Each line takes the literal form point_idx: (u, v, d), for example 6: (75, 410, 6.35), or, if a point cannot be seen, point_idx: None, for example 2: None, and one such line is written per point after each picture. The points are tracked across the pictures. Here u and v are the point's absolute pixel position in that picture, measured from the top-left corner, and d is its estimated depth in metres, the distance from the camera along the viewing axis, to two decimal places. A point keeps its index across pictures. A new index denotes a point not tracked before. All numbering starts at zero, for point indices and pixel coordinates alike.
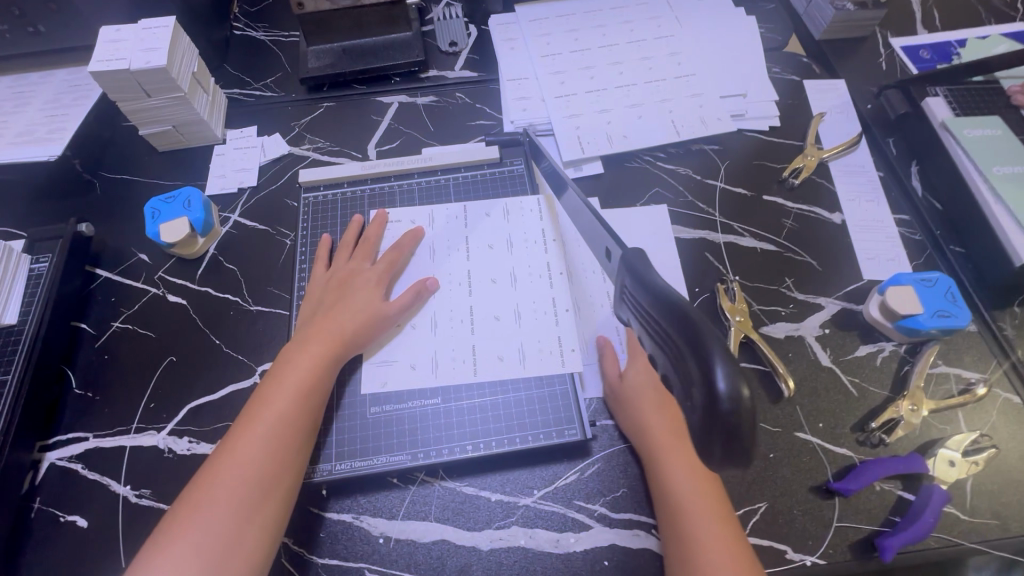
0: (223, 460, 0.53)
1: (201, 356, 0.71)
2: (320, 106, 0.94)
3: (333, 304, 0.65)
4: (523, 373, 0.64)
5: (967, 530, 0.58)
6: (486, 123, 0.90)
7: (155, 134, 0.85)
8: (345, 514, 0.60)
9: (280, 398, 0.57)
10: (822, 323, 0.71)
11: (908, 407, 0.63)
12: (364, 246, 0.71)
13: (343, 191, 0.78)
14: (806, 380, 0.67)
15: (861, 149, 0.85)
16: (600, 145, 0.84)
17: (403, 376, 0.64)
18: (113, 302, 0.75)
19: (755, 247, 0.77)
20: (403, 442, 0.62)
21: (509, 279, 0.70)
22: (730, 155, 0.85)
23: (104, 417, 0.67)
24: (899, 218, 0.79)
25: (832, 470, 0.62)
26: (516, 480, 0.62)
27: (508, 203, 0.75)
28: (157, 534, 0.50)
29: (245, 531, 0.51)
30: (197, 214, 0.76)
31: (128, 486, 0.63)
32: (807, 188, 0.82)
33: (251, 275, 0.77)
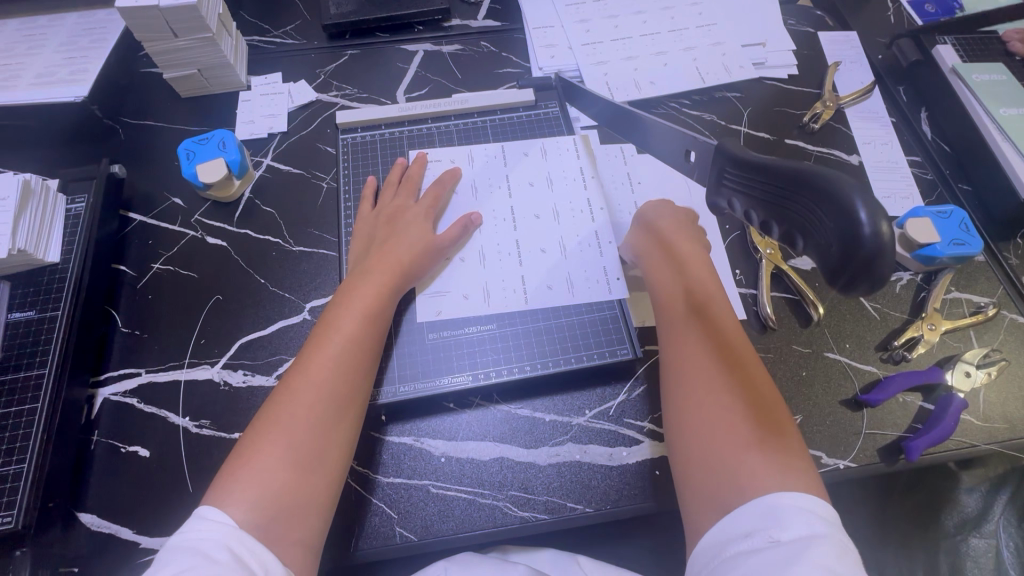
0: (299, 378, 0.55)
1: (247, 294, 0.71)
2: (344, 54, 0.93)
3: (387, 238, 0.66)
4: (572, 301, 0.68)
5: (980, 433, 0.64)
6: (513, 70, 0.91)
7: (180, 79, 0.84)
8: (406, 437, 0.62)
9: (348, 325, 0.58)
10: None
11: (928, 326, 0.69)
12: (408, 185, 0.72)
13: (380, 134, 0.78)
14: (834, 306, 0.71)
15: (874, 96, 0.89)
16: (628, 91, 0.86)
17: (456, 307, 0.67)
18: (151, 244, 0.75)
19: None
20: (460, 366, 0.65)
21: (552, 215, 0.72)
22: (752, 101, 0.88)
23: (154, 354, 0.67)
24: (912, 159, 0.83)
25: (859, 386, 0.66)
26: (568, 401, 0.65)
27: (546, 143, 0.77)
28: (236, 453, 0.51)
29: (325, 448, 0.52)
30: (233, 156, 0.76)
31: (186, 418, 0.64)
32: (825, 133, 0.85)
33: (290, 217, 0.77)
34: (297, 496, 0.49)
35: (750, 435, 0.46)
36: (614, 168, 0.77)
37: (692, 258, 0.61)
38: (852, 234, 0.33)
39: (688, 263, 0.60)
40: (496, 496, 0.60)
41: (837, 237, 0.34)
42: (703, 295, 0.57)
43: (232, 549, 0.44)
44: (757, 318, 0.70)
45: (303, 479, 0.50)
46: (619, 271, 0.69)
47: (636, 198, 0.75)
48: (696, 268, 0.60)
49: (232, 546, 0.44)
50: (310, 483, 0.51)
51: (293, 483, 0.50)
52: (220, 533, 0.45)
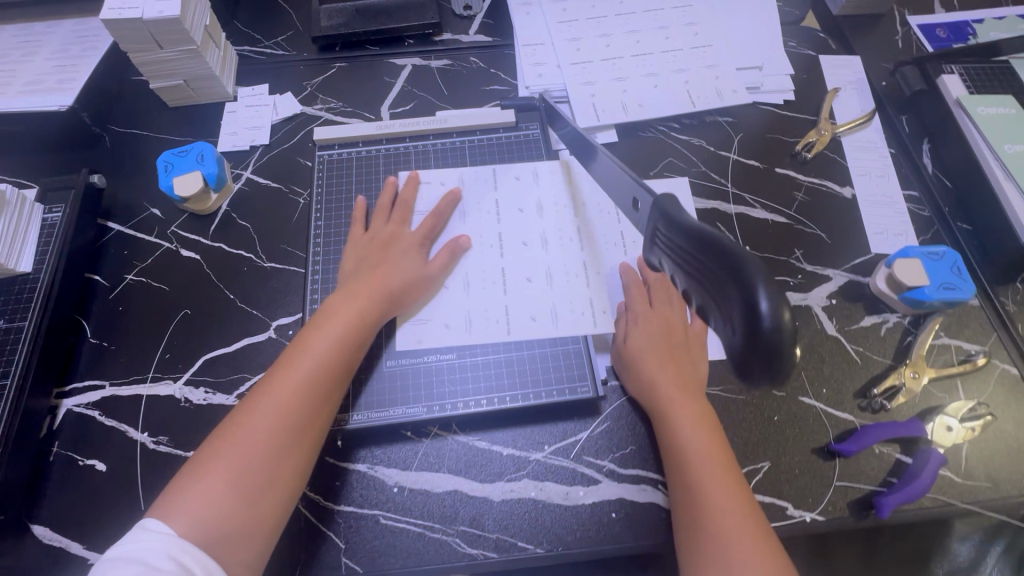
0: (259, 402, 0.54)
1: (216, 310, 0.71)
2: (332, 67, 0.92)
3: (377, 263, 0.65)
4: (534, 332, 0.66)
5: (960, 491, 0.61)
6: (501, 88, 0.90)
7: (166, 89, 0.84)
8: (364, 462, 0.62)
9: (322, 351, 0.57)
10: (830, 294, 0.72)
11: (910, 374, 0.65)
12: (402, 209, 0.71)
13: (358, 151, 0.78)
14: (812, 348, 0.69)
15: (874, 126, 0.85)
16: (614, 113, 0.84)
17: (437, 336, 0.66)
18: (126, 255, 0.75)
19: (766, 218, 0.78)
20: (416, 396, 0.64)
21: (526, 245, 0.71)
22: (744, 127, 0.85)
23: (119, 367, 0.68)
24: (909, 194, 0.80)
25: (833, 434, 0.64)
26: (528, 435, 0.63)
27: (524, 167, 0.76)
28: (189, 466, 0.51)
29: (277, 475, 0.52)
30: (210, 169, 0.76)
31: (146, 434, 0.64)
32: (819, 162, 0.82)
33: (265, 232, 0.77)
34: (241, 521, 0.49)
35: (713, 560, 0.50)
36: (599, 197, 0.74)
37: (648, 348, 0.62)
38: (755, 321, 0.33)
39: (643, 355, 0.62)
40: (446, 530, 0.59)
41: (738, 314, 0.35)
42: (656, 391, 0.60)
43: (177, 558, 0.46)
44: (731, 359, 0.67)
45: (248, 506, 0.50)
46: (587, 304, 0.67)
47: (622, 229, 0.73)
48: (649, 359, 0.61)
49: (178, 556, 0.46)
50: (254, 511, 0.50)
51: (240, 506, 0.49)
52: (162, 542, 0.46)
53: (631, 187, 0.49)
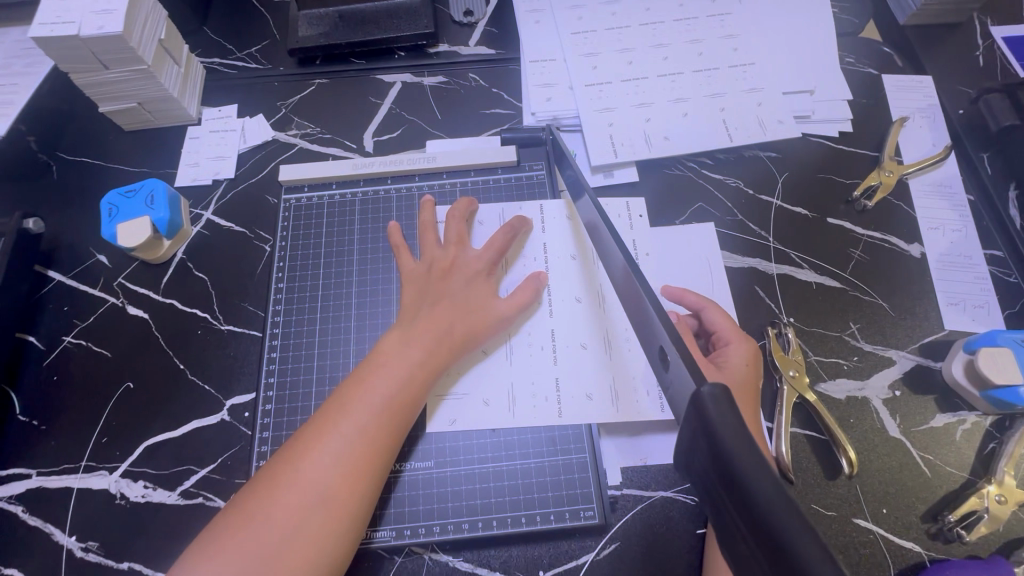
0: (291, 463, 0.45)
1: (163, 384, 0.61)
2: (311, 84, 0.80)
3: (438, 296, 0.55)
4: (522, 424, 0.54)
5: None
6: (503, 112, 0.77)
7: (118, 112, 0.73)
8: (406, 542, 0.51)
9: (368, 406, 0.47)
10: (892, 383, 0.59)
11: (995, 497, 0.53)
12: (456, 225, 0.60)
13: (330, 195, 0.66)
14: (870, 453, 0.56)
15: (949, 166, 0.71)
16: (636, 147, 0.71)
17: (476, 411, 0.55)
18: (66, 312, 0.65)
19: (813, 282, 0.65)
20: (387, 510, 0.52)
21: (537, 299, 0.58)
22: (791, 165, 0.72)
23: (50, 452, 0.58)
24: (991, 255, 0.66)
25: (895, 570, 0.52)
26: (519, 558, 0.52)
27: (528, 208, 0.64)
28: (206, 539, 0.42)
29: (308, 564, 0.42)
30: (161, 214, 0.65)
31: (74, 538, 0.55)
32: (881, 212, 0.68)
33: (223, 287, 0.66)
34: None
35: None
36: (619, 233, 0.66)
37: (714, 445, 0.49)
38: None
39: None
40: None
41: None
42: None
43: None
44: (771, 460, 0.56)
45: None
46: (597, 388, 0.55)
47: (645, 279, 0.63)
48: None
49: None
50: None
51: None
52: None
53: (652, 315, 0.39)
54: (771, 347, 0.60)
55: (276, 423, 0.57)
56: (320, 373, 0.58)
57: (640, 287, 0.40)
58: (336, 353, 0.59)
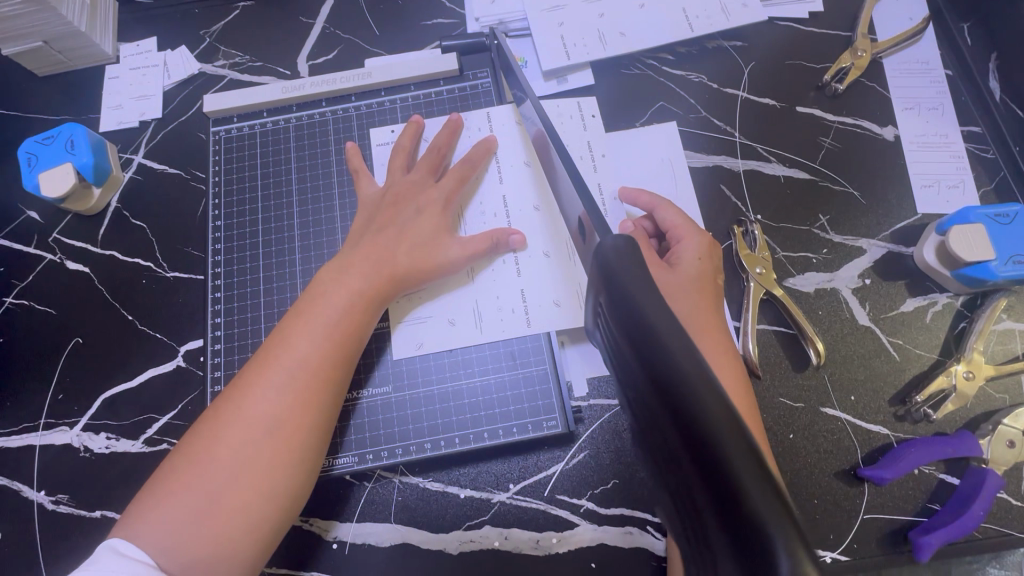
0: (235, 402, 0.43)
1: (114, 336, 0.59)
2: (234, 8, 0.73)
3: (385, 227, 0.51)
4: (480, 341, 0.53)
5: (1017, 518, 0.50)
6: (446, 22, 0.70)
7: (25, 54, 0.67)
8: (368, 467, 0.51)
9: (308, 339, 0.45)
10: (862, 273, 0.57)
11: (963, 374, 0.52)
12: (431, 156, 0.55)
13: (262, 124, 0.62)
14: (838, 344, 0.55)
15: (926, 40, 0.65)
16: (589, 46, 0.65)
17: (440, 334, 0.53)
18: (2, 273, 0.62)
19: (781, 176, 0.62)
20: (349, 440, 0.52)
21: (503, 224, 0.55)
22: (757, 54, 0.67)
23: (8, 414, 0.57)
24: (968, 131, 0.62)
25: (862, 455, 0.52)
26: (488, 472, 0.52)
27: (475, 118, 0.59)
28: (154, 480, 0.41)
29: (259, 495, 0.41)
30: (83, 159, 0.61)
31: (42, 492, 0.55)
32: (854, 96, 0.64)
33: (164, 233, 0.63)
34: (217, 550, 0.39)
35: None
36: (574, 137, 0.62)
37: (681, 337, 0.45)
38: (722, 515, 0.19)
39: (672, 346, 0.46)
40: None
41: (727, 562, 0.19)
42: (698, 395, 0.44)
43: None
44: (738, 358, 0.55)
45: (231, 532, 0.40)
46: (564, 293, 0.53)
47: (599, 180, 0.60)
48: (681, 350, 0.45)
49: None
50: (232, 542, 0.40)
51: (214, 533, 0.39)
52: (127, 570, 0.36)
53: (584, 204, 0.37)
54: (736, 246, 0.58)
55: (228, 363, 0.55)
56: (269, 311, 0.56)
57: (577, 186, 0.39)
58: (283, 289, 0.57)
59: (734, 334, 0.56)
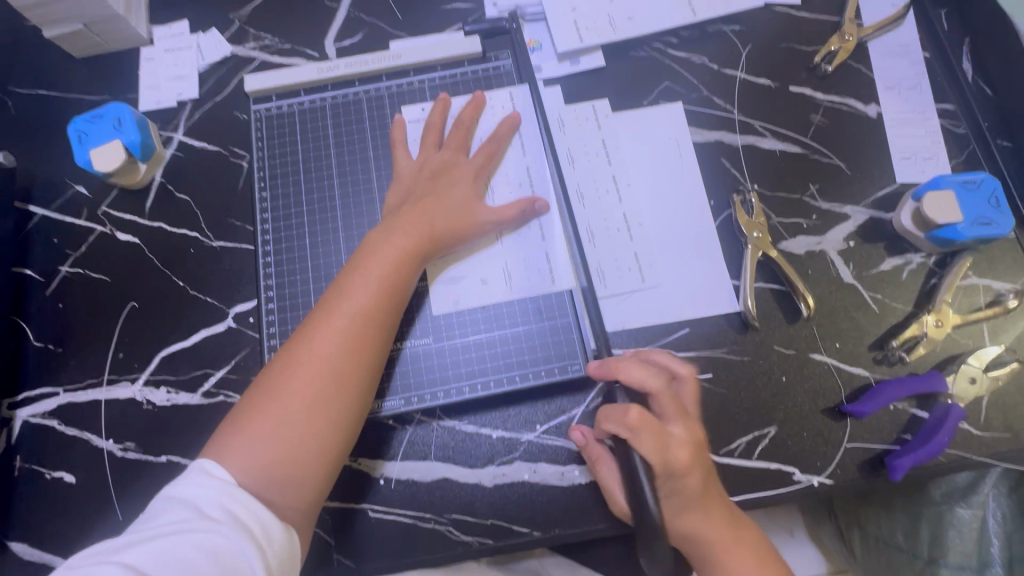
0: (302, 347, 0.49)
1: (166, 301, 0.64)
2: None
3: (425, 196, 0.57)
4: (510, 297, 0.59)
5: (977, 444, 0.57)
6: (465, 6, 0.74)
7: (65, 37, 0.70)
8: (413, 410, 0.58)
9: (360, 292, 0.50)
10: (847, 236, 0.64)
11: (932, 322, 0.59)
12: (458, 132, 0.61)
13: (300, 103, 0.67)
14: (826, 298, 0.62)
15: (907, 25, 0.72)
16: (600, 29, 0.71)
17: (474, 293, 0.59)
18: (56, 243, 0.67)
19: (776, 149, 0.68)
20: (395, 387, 0.58)
21: (528, 191, 0.61)
22: (754, 37, 0.72)
23: (72, 372, 0.62)
24: (942, 108, 0.69)
25: (845, 394, 0.59)
26: (518, 415, 0.59)
27: (499, 96, 0.64)
28: (233, 416, 0.47)
29: (326, 425, 0.47)
30: (131, 136, 0.65)
31: (111, 441, 0.60)
32: (841, 76, 0.70)
33: (207, 205, 0.68)
34: (291, 471, 0.45)
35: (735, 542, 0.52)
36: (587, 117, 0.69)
37: None
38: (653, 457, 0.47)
39: None
40: (438, 519, 0.57)
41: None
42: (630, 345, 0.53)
43: (227, 507, 0.41)
44: (738, 313, 0.62)
45: (304, 455, 0.46)
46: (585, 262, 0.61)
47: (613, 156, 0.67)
48: None
49: (228, 504, 0.41)
50: (303, 464, 0.46)
51: (290, 456, 0.45)
52: (214, 489, 0.42)
53: None
54: (736, 213, 0.64)
55: (281, 321, 0.61)
56: (315, 273, 0.62)
57: None
58: (328, 255, 0.63)
59: (734, 291, 0.62)
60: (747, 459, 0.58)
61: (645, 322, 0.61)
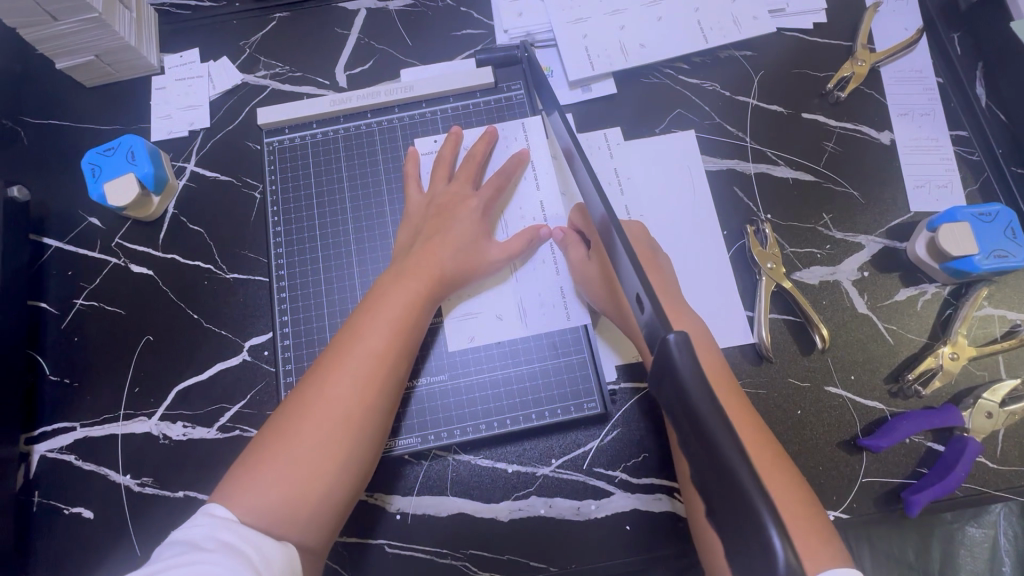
0: (315, 388, 0.48)
1: (181, 334, 0.65)
2: (271, 19, 0.76)
3: (439, 233, 0.57)
4: (525, 332, 0.59)
5: (994, 478, 0.57)
6: (475, 32, 0.74)
7: (78, 67, 0.70)
8: (430, 447, 0.58)
9: (374, 333, 0.50)
10: (861, 266, 0.64)
11: (948, 355, 0.59)
12: (470, 165, 0.61)
13: (312, 135, 0.68)
14: (841, 330, 0.62)
15: (920, 50, 0.71)
16: (611, 57, 0.70)
17: (489, 328, 0.59)
18: (71, 276, 0.67)
19: (789, 177, 0.68)
20: (411, 424, 0.58)
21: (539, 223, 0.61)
22: (766, 63, 0.72)
23: (88, 406, 0.63)
24: (956, 135, 0.69)
25: (861, 427, 0.59)
26: (533, 449, 0.59)
27: (510, 127, 0.65)
28: (242, 460, 0.46)
29: (337, 469, 0.47)
30: (144, 169, 0.65)
31: (128, 476, 0.60)
32: (854, 102, 0.70)
33: (220, 236, 0.68)
34: (300, 516, 0.45)
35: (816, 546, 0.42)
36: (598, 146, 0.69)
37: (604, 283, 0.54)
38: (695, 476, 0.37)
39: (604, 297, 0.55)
40: (455, 554, 0.57)
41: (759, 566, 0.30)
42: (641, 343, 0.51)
43: (222, 538, 0.41)
44: (753, 345, 0.61)
45: (314, 500, 0.45)
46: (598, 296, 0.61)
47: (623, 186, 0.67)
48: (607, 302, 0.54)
49: (223, 535, 0.41)
50: (313, 508, 0.45)
51: (301, 501, 0.45)
52: (209, 525, 0.41)
53: (625, 262, 0.43)
54: (749, 244, 0.64)
55: (297, 356, 0.62)
56: (330, 307, 0.63)
57: (615, 233, 0.44)
58: (342, 288, 0.63)
59: (748, 323, 0.62)
60: None
61: None
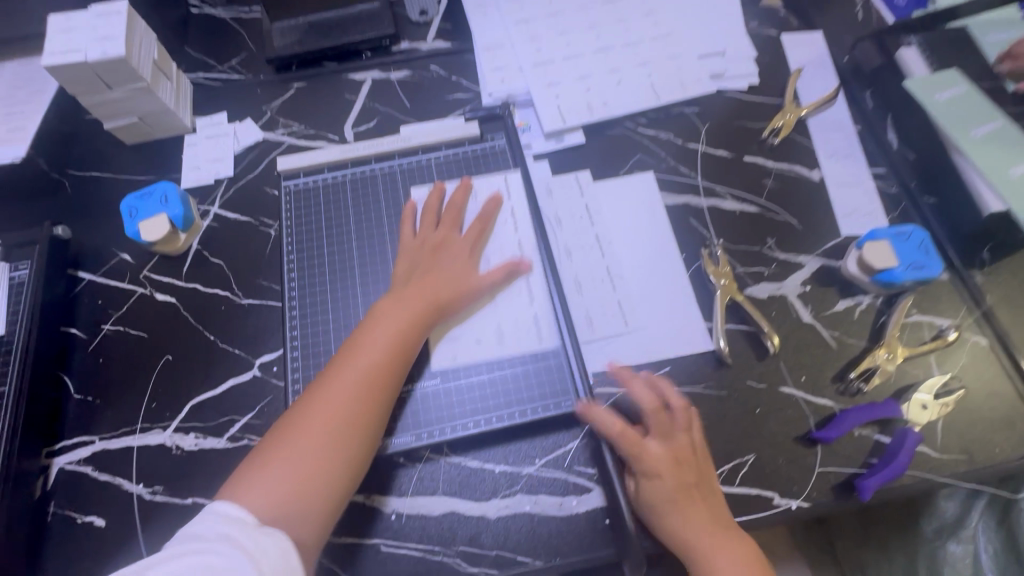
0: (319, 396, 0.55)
1: (197, 354, 0.71)
2: (290, 88, 0.89)
3: (427, 269, 0.66)
4: (501, 351, 0.66)
5: (937, 466, 0.63)
6: (464, 96, 0.87)
7: (121, 127, 0.81)
8: (422, 444, 0.63)
9: (373, 349, 0.58)
10: (803, 281, 0.73)
11: (884, 356, 0.67)
12: (452, 213, 0.71)
13: (323, 179, 0.78)
14: (789, 337, 0.70)
15: (838, 105, 0.85)
16: (579, 113, 0.83)
17: (470, 350, 0.66)
18: (100, 304, 0.75)
19: (736, 209, 0.78)
20: (405, 423, 0.64)
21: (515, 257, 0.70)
22: (711, 117, 0.85)
23: (108, 420, 0.68)
24: (875, 172, 0.80)
25: (814, 421, 0.65)
26: (518, 450, 0.64)
27: (488, 180, 0.76)
28: (252, 458, 0.53)
29: (334, 464, 0.53)
30: (176, 211, 0.74)
31: (140, 485, 0.65)
32: (787, 147, 0.82)
33: (238, 267, 0.76)
34: (299, 507, 0.50)
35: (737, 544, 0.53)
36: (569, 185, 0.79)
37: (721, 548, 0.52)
38: None
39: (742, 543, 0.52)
40: (446, 551, 0.61)
41: None
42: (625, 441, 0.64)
43: (223, 531, 0.46)
44: (712, 352, 0.69)
45: (313, 492, 0.51)
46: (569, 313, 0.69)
47: (594, 218, 0.77)
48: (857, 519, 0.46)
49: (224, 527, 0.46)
50: (309, 499, 0.51)
51: (302, 491, 0.51)
52: (216, 519, 0.46)
53: None
54: (704, 263, 0.73)
55: (303, 369, 0.68)
56: (335, 324, 0.70)
57: None
58: (346, 308, 0.71)
59: (707, 333, 0.70)
60: (730, 484, 0.63)
61: (630, 362, 0.69)
